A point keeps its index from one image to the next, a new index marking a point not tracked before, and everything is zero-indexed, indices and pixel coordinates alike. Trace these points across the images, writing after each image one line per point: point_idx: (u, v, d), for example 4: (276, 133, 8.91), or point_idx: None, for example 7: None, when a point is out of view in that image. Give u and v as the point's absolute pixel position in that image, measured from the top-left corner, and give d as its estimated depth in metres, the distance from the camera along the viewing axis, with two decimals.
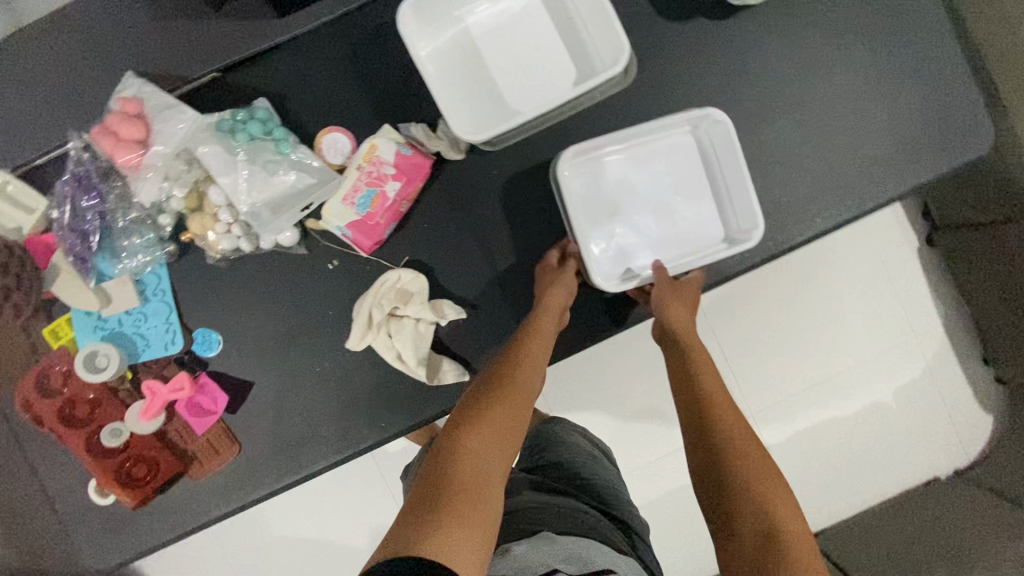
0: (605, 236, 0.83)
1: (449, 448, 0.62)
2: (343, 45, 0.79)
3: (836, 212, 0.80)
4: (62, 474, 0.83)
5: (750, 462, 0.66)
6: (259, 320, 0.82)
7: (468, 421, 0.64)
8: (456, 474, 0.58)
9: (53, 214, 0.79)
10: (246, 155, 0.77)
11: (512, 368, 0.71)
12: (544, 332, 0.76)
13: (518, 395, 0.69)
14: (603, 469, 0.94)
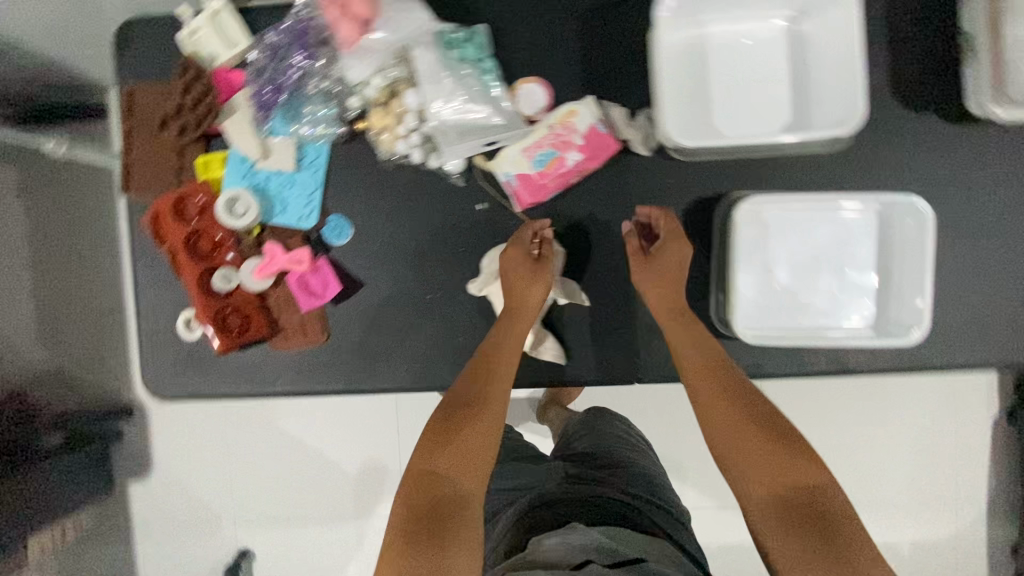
0: (756, 289, 0.79)
1: (413, 472, 0.63)
2: (579, 6, 0.79)
3: (983, 354, 0.77)
4: (160, 295, 0.85)
5: (781, 464, 0.61)
6: (392, 230, 0.83)
7: (428, 441, 0.65)
8: (422, 498, 0.60)
9: (252, 56, 0.80)
10: (454, 73, 0.77)
11: (473, 377, 0.71)
12: (512, 327, 0.76)
13: (480, 398, 0.70)
14: (637, 455, 0.91)
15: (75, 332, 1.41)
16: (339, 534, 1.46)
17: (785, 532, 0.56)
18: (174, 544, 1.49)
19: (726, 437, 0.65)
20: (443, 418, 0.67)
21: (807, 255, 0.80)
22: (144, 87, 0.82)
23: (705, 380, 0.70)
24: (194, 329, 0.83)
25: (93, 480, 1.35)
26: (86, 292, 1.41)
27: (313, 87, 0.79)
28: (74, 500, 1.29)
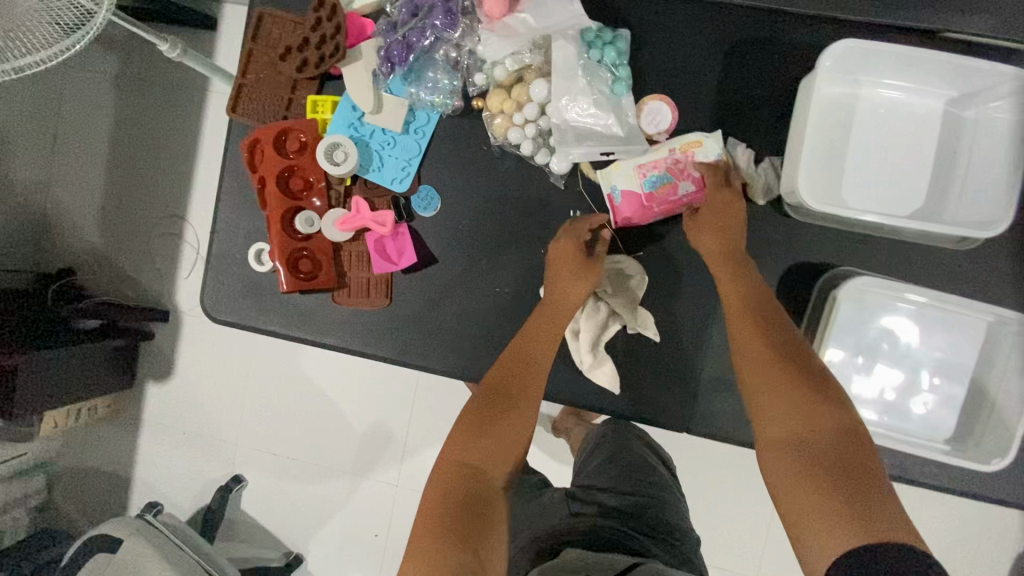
0: (838, 370, 0.75)
1: (445, 462, 0.62)
2: (730, 34, 0.76)
3: None
4: (239, 219, 0.86)
5: (813, 418, 0.57)
6: (478, 214, 0.81)
7: (462, 432, 0.64)
8: (451, 487, 0.59)
9: (389, 9, 0.80)
10: (589, 74, 0.75)
11: (506, 368, 0.71)
12: (552, 321, 0.74)
13: (514, 391, 0.69)
14: (657, 470, 0.80)
15: (134, 228, 1.43)
16: (332, 486, 1.47)
17: (805, 484, 0.53)
18: (175, 453, 1.52)
19: (759, 390, 0.62)
20: (476, 409, 0.67)
21: (901, 349, 0.75)
22: (275, 14, 0.82)
23: (750, 332, 0.66)
24: (265, 262, 0.84)
25: (101, 375, 1.38)
26: (150, 193, 1.42)
27: (442, 53, 0.79)
28: (77, 390, 1.31)
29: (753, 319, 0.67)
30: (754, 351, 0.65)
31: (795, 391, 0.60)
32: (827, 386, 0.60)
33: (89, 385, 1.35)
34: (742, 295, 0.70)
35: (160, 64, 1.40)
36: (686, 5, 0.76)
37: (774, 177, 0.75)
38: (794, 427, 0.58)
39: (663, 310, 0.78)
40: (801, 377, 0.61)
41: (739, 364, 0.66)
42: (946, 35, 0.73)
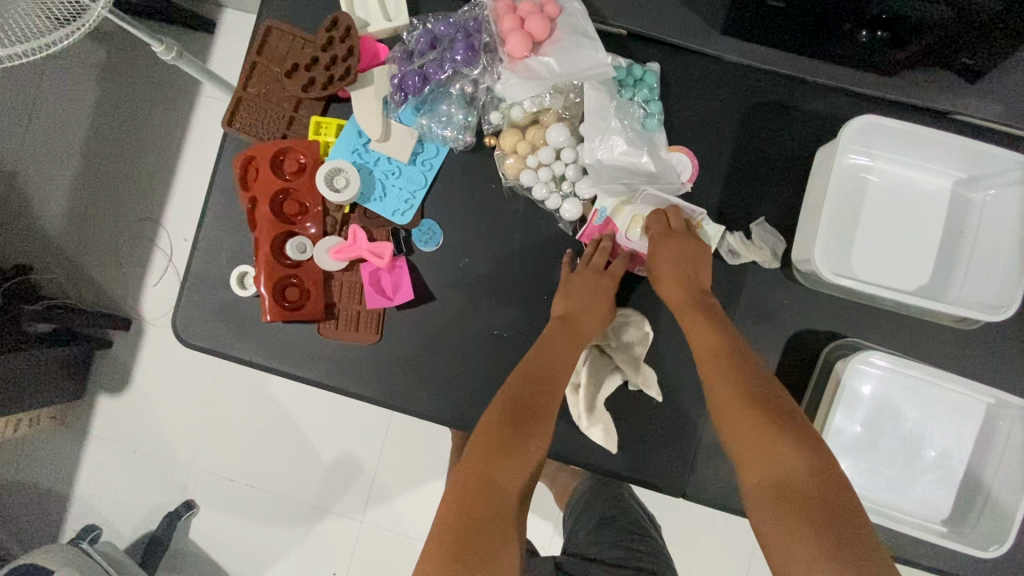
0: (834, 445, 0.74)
1: (464, 476, 0.56)
2: (749, 94, 0.76)
3: None
4: (223, 239, 0.80)
5: (782, 456, 0.54)
6: (481, 254, 0.78)
7: (485, 435, 0.59)
8: (477, 505, 0.53)
9: (406, 36, 0.77)
10: (621, 113, 0.73)
11: (527, 379, 0.65)
12: (565, 337, 0.70)
13: (539, 400, 0.63)
14: (649, 533, 0.77)
15: (100, 230, 1.35)
16: (291, 518, 1.38)
17: (790, 532, 0.50)
18: (120, 474, 1.41)
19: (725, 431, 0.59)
20: (495, 413, 0.61)
21: (902, 424, 0.73)
22: (284, 29, 0.79)
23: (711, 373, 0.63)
24: (248, 287, 0.78)
25: (44, 386, 1.27)
26: (124, 196, 1.35)
27: (457, 88, 0.76)
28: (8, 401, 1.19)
29: (713, 353, 0.64)
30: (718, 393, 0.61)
31: (761, 431, 0.56)
32: (789, 414, 0.57)
33: (28, 397, 1.24)
34: (701, 329, 0.66)
35: (152, 64, 1.34)
36: (708, 62, 0.76)
37: (785, 241, 0.74)
38: (772, 471, 0.54)
39: (667, 366, 0.76)
40: (769, 415, 0.57)
41: (710, 397, 0.63)
42: (955, 117, 0.74)
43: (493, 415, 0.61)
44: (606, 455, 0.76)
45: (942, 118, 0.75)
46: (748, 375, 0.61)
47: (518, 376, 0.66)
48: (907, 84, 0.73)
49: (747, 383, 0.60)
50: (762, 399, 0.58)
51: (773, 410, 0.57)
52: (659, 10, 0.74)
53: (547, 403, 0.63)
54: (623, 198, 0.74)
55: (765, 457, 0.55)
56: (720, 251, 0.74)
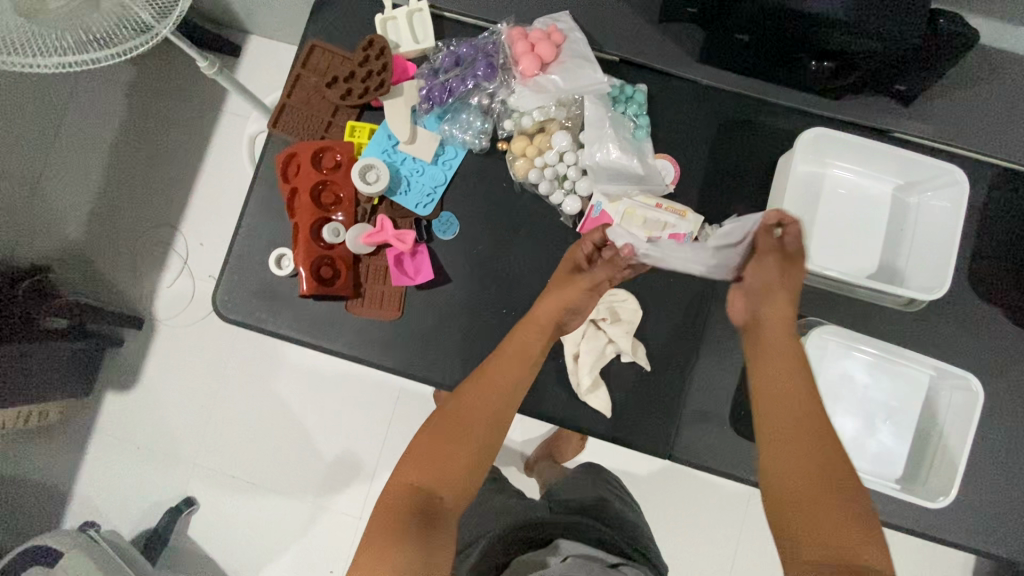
0: None
1: (402, 481, 0.71)
2: (722, 112, 0.90)
3: (984, 536, 0.82)
4: (262, 226, 0.90)
5: (837, 523, 0.62)
6: (493, 242, 0.89)
7: (426, 446, 0.74)
8: (408, 502, 0.68)
9: (433, 56, 0.90)
10: (615, 124, 0.85)
11: (477, 399, 0.77)
12: (518, 347, 0.79)
13: (485, 424, 0.75)
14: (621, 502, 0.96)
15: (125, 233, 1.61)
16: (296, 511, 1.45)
17: None
18: (141, 458, 1.58)
19: (786, 481, 0.67)
20: (448, 430, 0.74)
21: (859, 394, 0.84)
22: (326, 48, 0.91)
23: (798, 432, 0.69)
24: (285, 267, 0.88)
25: (48, 377, 1.43)
26: (146, 204, 1.63)
27: (474, 101, 0.88)
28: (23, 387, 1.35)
29: (785, 406, 0.71)
30: (788, 444, 0.69)
31: (826, 499, 0.64)
32: (844, 480, 0.65)
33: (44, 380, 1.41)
34: (789, 382, 0.72)
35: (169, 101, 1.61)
36: (686, 84, 0.90)
37: None
38: (831, 534, 0.61)
39: (655, 342, 0.86)
40: (834, 483, 0.65)
41: (778, 444, 0.70)
42: (894, 135, 0.88)
43: (439, 428, 0.75)
44: (602, 420, 0.85)
45: (883, 135, 0.89)
46: (820, 440, 0.68)
47: (468, 389, 0.78)
48: (851, 106, 0.88)
49: (816, 447, 0.68)
50: (830, 465, 0.66)
51: (833, 478, 0.65)
52: (642, 41, 0.89)
53: (492, 403, 0.77)
54: (618, 193, 0.85)
55: (829, 521, 0.62)
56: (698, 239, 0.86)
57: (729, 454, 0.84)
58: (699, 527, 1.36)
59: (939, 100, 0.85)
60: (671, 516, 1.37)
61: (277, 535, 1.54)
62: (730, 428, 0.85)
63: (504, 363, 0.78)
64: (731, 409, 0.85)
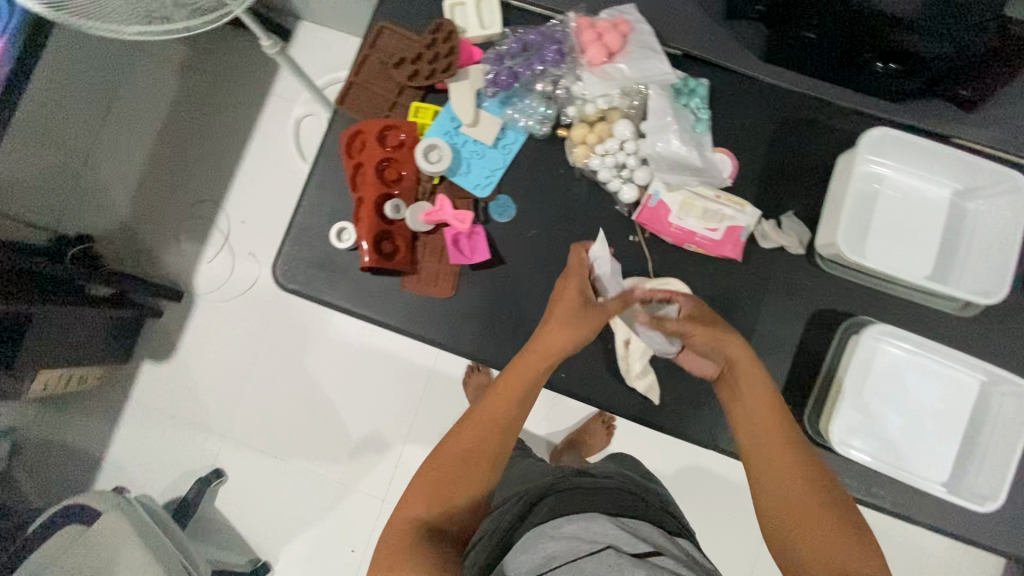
0: (854, 408, 0.84)
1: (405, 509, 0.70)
2: (781, 109, 0.91)
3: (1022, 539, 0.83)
4: (324, 199, 0.92)
5: (838, 540, 0.63)
6: (548, 226, 0.91)
7: (424, 474, 0.72)
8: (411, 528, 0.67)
9: (499, 42, 0.91)
10: (677, 115, 0.86)
11: (474, 438, 0.74)
12: (519, 381, 0.77)
13: (485, 463, 0.73)
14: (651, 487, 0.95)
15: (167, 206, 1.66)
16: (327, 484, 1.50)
17: None
18: (174, 427, 1.62)
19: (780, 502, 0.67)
20: (444, 457, 0.73)
21: (909, 394, 0.84)
22: (394, 29, 0.93)
23: (787, 467, 0.69)
24: (345, 240, 0.91)
25: (89, 341, 1.47)
26: (189, 179, 1.68)
27: (538, 86, 0.89)
28: (64, 349, 1.40)
29: (773, 427, 0.72)
30: (777, 480, 0.68)
31: (825, 518, 0.64)
32: (838, 496, 0.67)
33: (82, 343, 1.45)
34: (773, 421, 0.72)
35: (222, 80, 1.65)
36: (747, 80, 0.91)
37: (810, 231, 0.87)
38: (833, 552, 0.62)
39: None
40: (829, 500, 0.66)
41: (766, 463, 0.70)
42: (954, 140, 0.89)
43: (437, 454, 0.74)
44: (648, 405, 0.86)
45: (943, 140, 0.89)
46: (802, 460, 0.69)
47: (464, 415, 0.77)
48: (914, 110, 0.88)
49: (803, 468, 0.69)
50: (820, 484, 0.67)
51: (830, 496, 0.66)
52: (706, 35, 0.90)
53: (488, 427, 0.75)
54: (676, 183, 0.86)
55: (829, 540, 0.63)
56: (754, 233, 0.87)
57: None
58: (724, 525, 1.37)
59: (1001, 107, 0.86)
60: (697, 514, 1.37)
61: (302, 511, 1.57)
62: None
63: (502, 399, 0.76)
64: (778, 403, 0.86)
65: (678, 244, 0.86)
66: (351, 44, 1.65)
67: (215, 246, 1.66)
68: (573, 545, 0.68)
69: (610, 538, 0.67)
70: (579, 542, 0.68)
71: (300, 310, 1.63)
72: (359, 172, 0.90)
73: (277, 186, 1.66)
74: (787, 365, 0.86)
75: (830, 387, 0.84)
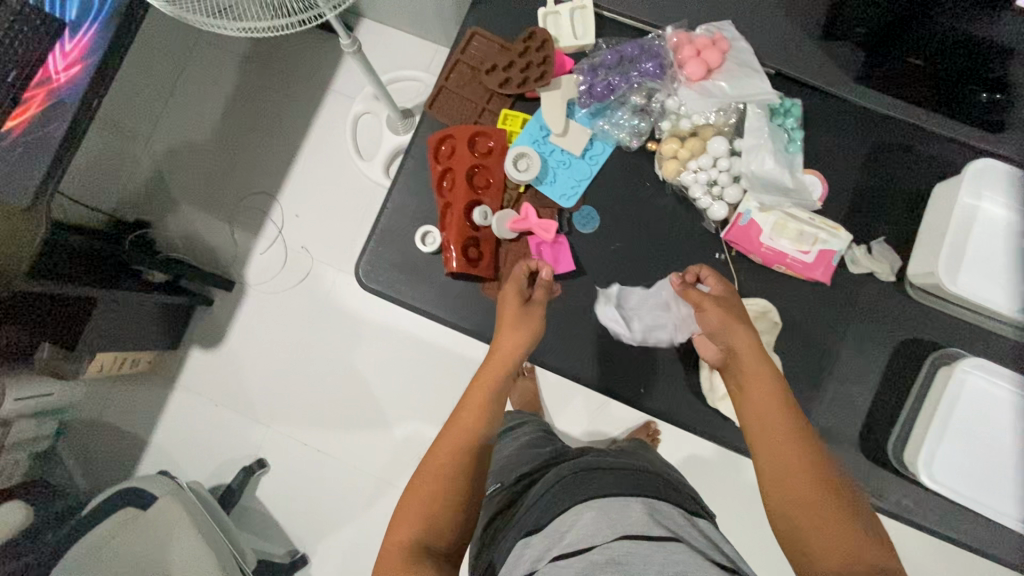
0: (950, 444, 0.81)
1: (405, 510, 0.68)
2: (878, 131, 0.89)
3: None
4: (409, 201, 0.93)
5: (832, 514, 0.61)
6: (632, 239, 0.90)
7: (422, 474, 0.71)
8: (410, 526, 0.66)
9: (593, 53, 0.91)
10: (771, 134, 0.85)
11: (450, 451, 0.72)
12: (482, 392, 0.78)
13: (470, 467, 0.71)
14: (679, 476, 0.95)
15: (221, 196, 1.69)
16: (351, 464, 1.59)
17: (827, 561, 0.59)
18: (218, 414, 1.63)
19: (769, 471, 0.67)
20: (440, 453, 0.72)
21: (1008, 433, 0.81)
22: (486, 36, 0.94)
23: (791, 461, 0.65)
24: (429, 244, 0.91)
25: (146, 327, 1.50)
26: (244, 171, 1.69)
27: (632, 99, 0.89)
28: (123, 336, 1.44)
29: (768, 407, 0.70)
30: (770, 462, 0.67)
31: (816, 489, 0.63)
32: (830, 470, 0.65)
33: (140, 328, 1.48)
34: (775, 419, 0.69)
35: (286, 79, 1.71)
36: (843, 101, 0.89)
37: (902, 258, 0.86)
38: (824, 522, 0.61)
39: (787, 356, 0.86)
40: (822, 474, 0.65)
41: (755, 435, 0.70)
42: None
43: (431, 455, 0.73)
44: (723, 425, 0.87)
45: None
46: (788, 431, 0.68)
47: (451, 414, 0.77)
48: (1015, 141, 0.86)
49: (795, 443, 0.67)
50: (810, 457, 0.66)
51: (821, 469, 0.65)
52: (802, 55, 0.89)
53: (472, 420, 0.75)
54: (768, 203, 0.85)
55: (820, 511, 0.62)
56: (844, 258, 0.86)
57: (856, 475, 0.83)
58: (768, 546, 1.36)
59: None
60: (743, 531, 1.36)
61: (342, 506, 1.58)
62: (856, 448, 0.84)
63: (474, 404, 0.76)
64: (860, 431, 0.85)
65: (766, 265, 0.86)
66: (412, 43, 1.65)
67: (267, 238, 1.67)
68: (589, 530, 0.65)
69: (635, 526, 0.63)
70: (597, 526, 0.64)
71: (348, 306, 1.64)
72: (447, 176, 0.90)
73: (331, 182, 1.67)
74: (870, 393, 0.85)
75: (916, 418, 0.83)
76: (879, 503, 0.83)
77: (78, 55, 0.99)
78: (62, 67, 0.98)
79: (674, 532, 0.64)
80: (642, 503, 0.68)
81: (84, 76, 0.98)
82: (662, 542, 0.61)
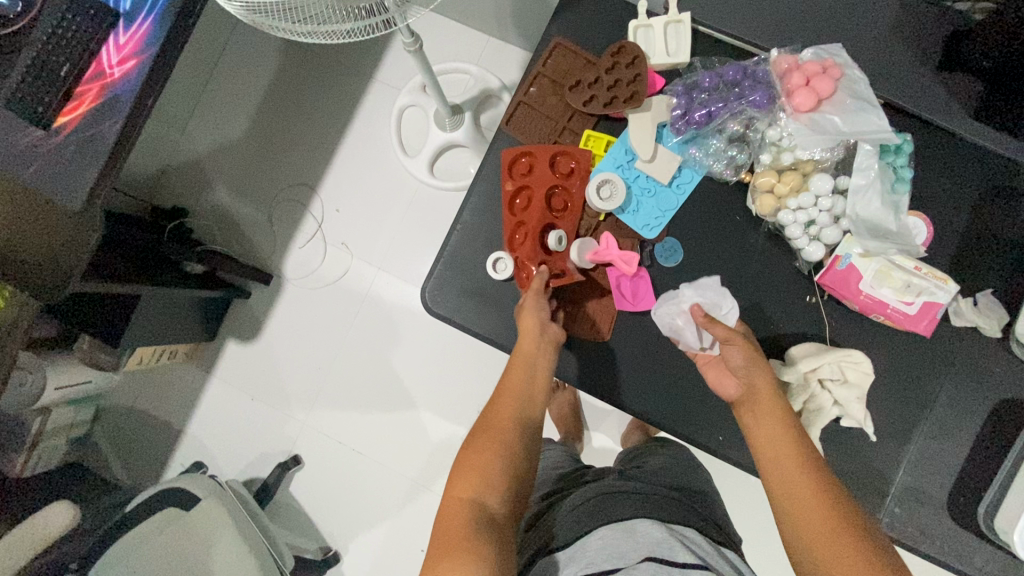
0: None
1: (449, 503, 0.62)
2: (987, 173, 0.83)
3: None
4: (480, 223, 0.88)
5: (836, 517, 0.60)
6: (717, 276, 0.85)
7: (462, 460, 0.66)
8: (459, 507, 0.61)
9: (686, 74, 0.85)
10: (881, 173, 0.78)
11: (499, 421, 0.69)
12: (517, 373, 0.74)
13: (520, 441, 0.68)
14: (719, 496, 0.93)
15: (258, 186, 1.64)
16: (371, 453, 1.58)
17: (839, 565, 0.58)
18: (252, 408, 1.62)
19: (774, 483, 0.65)
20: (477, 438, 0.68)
21: None
22: (569, 48, 0.87)
23: (788, 470, 0.64)
24: (501, 271, 0.86)
25: (184, 322, 1.46)
26: (282, 161, 1.64)
27: (730, 127, 0.84)
28: (162, 329, 1.40)
29: (772, 410, 0.69)
30: (778, 470, 0.65)
31: (818, 497, 0.62)
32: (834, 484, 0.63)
33: (174, 322, 1.43)
34: (771, 418, 0.68)
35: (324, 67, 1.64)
36: (953, 139, 0.83)
37: (1007, 314, 0.81)
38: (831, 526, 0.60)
39: (874, 409, 0.82)
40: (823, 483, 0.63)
41: (759, 448, 0.68)
42: None
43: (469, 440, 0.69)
44: None
45: None
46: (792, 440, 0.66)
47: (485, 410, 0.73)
48: None
49: (797, 449, 0.66)
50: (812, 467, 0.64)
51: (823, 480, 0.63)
52: (912, 88, 0.83)
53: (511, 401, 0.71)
54: (873, 249, 0.79)
55: (822, 515, 0.61)
56: (946, 309, 0.81)
57: (940, 537, 0.80)
58: None
59: None
60: (785, 560, 1.34)
61: (374, 507, 1.56)
62: (943, 510, 0.80)
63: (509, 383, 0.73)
64: (948, 491, 0.80)
65: (863, 313, 0.81)
66: (462, 34, 1.57)
67: (304, 231, 1.63)
68: (612, 550, 0.62)
69: (658, 546, 0.61)
70: (620, 548, 0.62)
71: (386, 305, 1.60)
72: (521, 195, 0.86)
73: (371, 176, 1.62)
74: (959, 453, 0.81)
75: None
76: (963, 568, 0.79)
77: (132, 49, 0.91)
78: (117, 61, 0.91)
79: (703, 559, 0.61)
80: (665, 526, 0.65)
81: (138, 72, 0.91)
82: (689, 570, 0.58)
